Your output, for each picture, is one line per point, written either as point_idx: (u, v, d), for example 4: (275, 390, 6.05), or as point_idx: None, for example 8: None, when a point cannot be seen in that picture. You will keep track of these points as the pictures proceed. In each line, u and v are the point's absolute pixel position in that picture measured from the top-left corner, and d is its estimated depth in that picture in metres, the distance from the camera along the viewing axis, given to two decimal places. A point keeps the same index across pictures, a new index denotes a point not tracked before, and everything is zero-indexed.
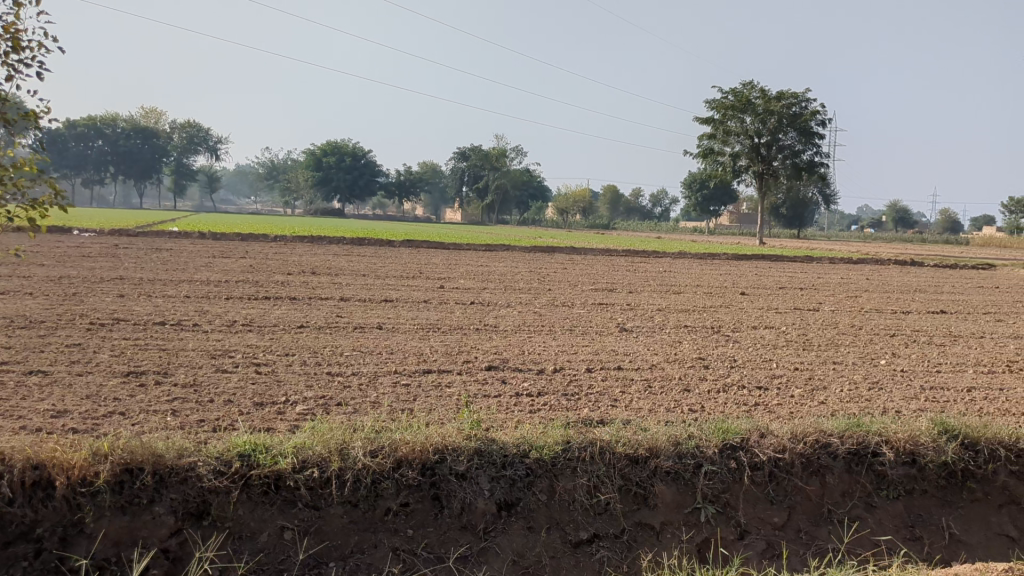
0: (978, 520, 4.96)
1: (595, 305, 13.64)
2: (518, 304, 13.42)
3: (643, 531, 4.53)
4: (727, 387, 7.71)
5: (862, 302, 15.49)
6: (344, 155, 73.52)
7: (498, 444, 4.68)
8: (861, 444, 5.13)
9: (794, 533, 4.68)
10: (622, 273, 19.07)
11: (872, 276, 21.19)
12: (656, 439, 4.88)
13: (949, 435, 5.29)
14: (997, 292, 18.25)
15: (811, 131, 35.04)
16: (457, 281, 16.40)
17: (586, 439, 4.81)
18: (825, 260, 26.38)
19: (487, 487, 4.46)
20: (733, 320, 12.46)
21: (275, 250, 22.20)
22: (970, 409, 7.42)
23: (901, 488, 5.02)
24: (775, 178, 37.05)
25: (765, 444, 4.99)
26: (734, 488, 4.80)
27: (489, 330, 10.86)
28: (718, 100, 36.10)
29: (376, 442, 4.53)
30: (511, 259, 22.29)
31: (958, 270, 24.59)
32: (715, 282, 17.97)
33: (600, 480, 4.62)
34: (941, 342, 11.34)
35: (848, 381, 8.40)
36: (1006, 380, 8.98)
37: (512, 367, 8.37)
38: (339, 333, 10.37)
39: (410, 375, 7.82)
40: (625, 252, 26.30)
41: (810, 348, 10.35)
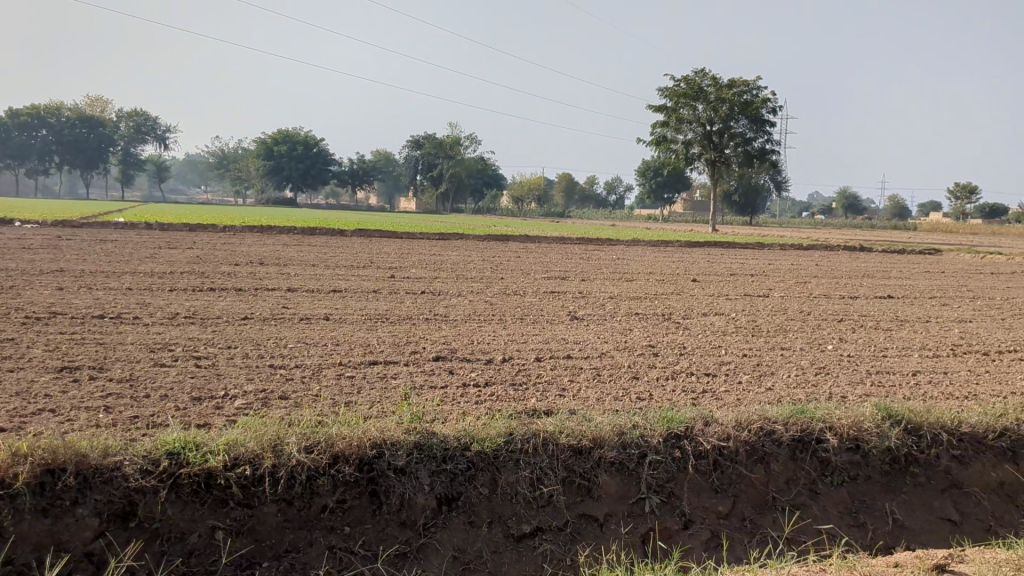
0: (921, 504, 4.95)
1: (547, 293, 13.57)
2: (469, 293, 13.31)
3: (587, 523, 4.45)
4: (676, 374, 7.68)
5: (811, 288, 15.63)
6: (297, 143, 72.68)
7: (438, 437, 4.58)
8: (805, 431, 5.12)
9: (739, 521, 4.64)
10: (575, 261, 19.05)
11: (821, 262, 21.46)
12: (600, 429, 4.81)
13: (892, 420, 5.31)
14: (944, 276, 18.56)
15: (762, 119, 35.33)
16: (409, 271, 16.21)
17: (530, 430, 4.73)
18: (777, 247, 26.64)
19: (427, 482, 4.36)
20: (684, 307, 12.49)
21: (223, 240, 21.81)
22: (914, 393, 7.48)
23: (845, 474, 5.00)
24: (727, 166, 37.31)
25: (709, 432, 4.95)
26: (679, 478, 4.76)
27: (439, 320, 10.73)
28: (671, 88, 36.20)
29: (312, 436, 4.40)
30: (465, 248, 22.15)
31: (906, 255, 24.98)
32: (667, 269, 18.01)
33: (542, 472, 4.54)
34: (888, 326, 11.47)
35: (796, 367, 8.44)
36: (950, 363, 9.11)
37: (460, 357, 8.26)
38: (285, 324, 10.16)
39: (355, 367, 7.67)
40: (579, 240, 26.33)
41: (760, 334, 10.39)
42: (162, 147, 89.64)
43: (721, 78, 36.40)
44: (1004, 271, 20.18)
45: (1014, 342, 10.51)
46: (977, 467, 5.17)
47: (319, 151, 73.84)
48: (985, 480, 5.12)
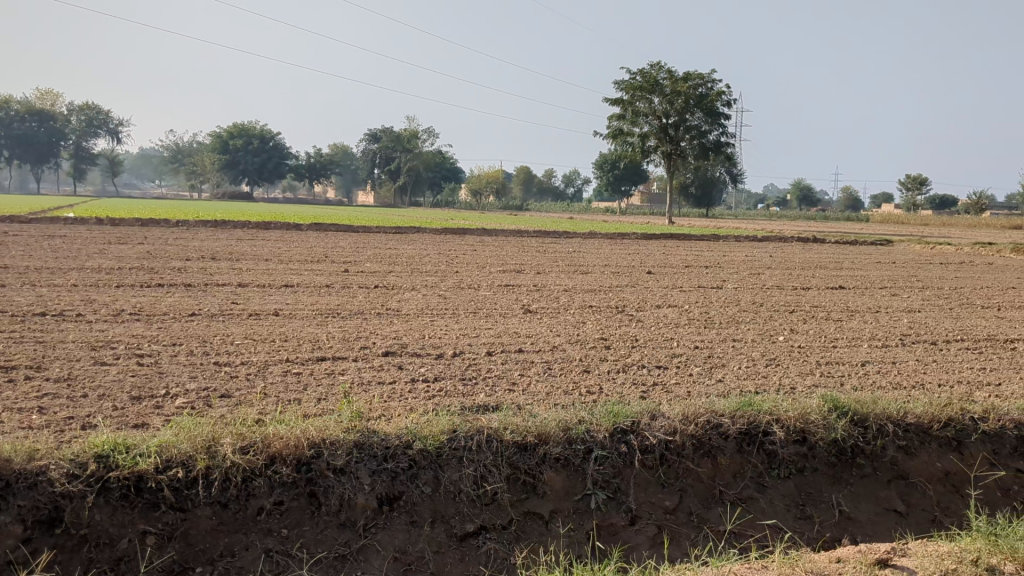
0: (867, 496, 4.96)
1: (502, 287, 13.49)
2: (423, 287, 13.19)
3: (532, 521, 4.38)
4: (628, 367, 7.64)
5: (764, 279, 15.73)
6: (252, 136, 71.89)
7: (379, 435, 4.50)
8: (752, 423, 5.11)
9: (686, 516, 4.60)
10: (531, 254, 18.97)
11: (775, 253, 21.64)
12: (546, 426, 4.76)
13: (839, 412, 5.33)
14: (894, 267, 18.80)
15: (717, 112, 35.58)
16: (363, 265, 16.03)
17: (473, 427, 4.66)
18: (731, 238, 26.88)
19: (367, 482, 4.28)
20: (638, 299, 12.49)
21: (174, 235, 21.44)
22: (863, 384, 7.53)
23: (792, 466, 4.99)
24: (683, 159, 37.50)
25: (656, 427, 4.92)
26: (625, 473, 4.71)
27: (391, 314, 10.59)
28: (627, 81, 36.26)
29: (249, 437, 4.31)
30: (421, 241, 21.98)
31: (858, 246, 25.29)
32: (623, 261, 18.01)
33: (486, 470, 4.47)
34: (838, 317, 11.57)
35: (746, 358, 8.46)
36: (899, 353, 9.19)
37: (410, 352, 8.15)
38: (233, 320, 9.96)
39: (302, 363, 7.53)
40: (536, 232, 26.31)
41: (712, 326, 10.40)
42: (113, 141, 88.08)
43: (676, 71, 36.55)
44: (953, 262, 20.48)
45: (960, 331, 10.66)
46: (923, 457, 5.19)
47: (275, 145, 73.08)
48: (930, 470, 5.14)
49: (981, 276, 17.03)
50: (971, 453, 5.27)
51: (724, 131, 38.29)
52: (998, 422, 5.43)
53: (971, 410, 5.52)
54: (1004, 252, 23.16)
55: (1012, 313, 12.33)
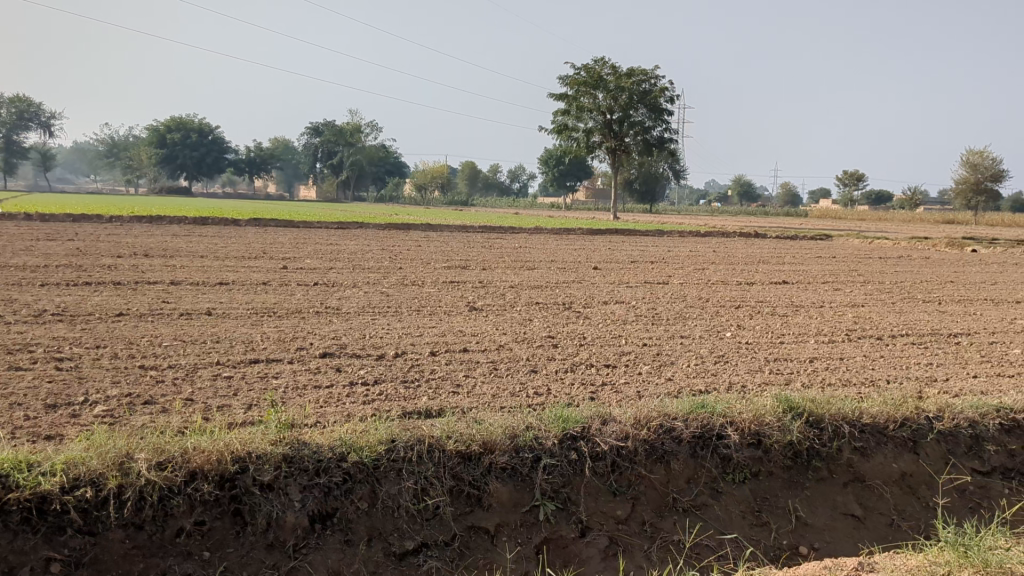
0: (823, 500, 4.76)
1: (446, 284, 13.17)
2: (365, 284, 12.82)
3: (477, 536, 4.10)
4: (576, 367, 7.38)
5: (709, 274, 15.66)
6: (190, 130, 70.43)
7: (312, 447, 4.18)
8: (706, 426, 4.89)
9: (638, 526, 4.35)
10: (475, 250, 18.66)
11: (718, 248, 21.68)
12: (491, 433, 4.48)
13: (793, 413, 5.14)
14: (835, 261, 18.90)
15: (661, 108, 35.69)
16: (303, 262, 15.57)
17: (414, 435, 4.36)
18: (675, 233, 26.89)
19: (297, 499, 3.97)
20: (585, 296, 12.26)
21: (105, 231, 20.69)
22: (813, 381, 7.39)
23: (746, 471, 4.78)
24: (627, 154, 37.50)
25: (607, 432, 4.67)
26: (575, 482, 4.45)
27: (330, 313, 10.21)
28: (571, 76, 36.07)
29: (166, 451, 3.96)
30: (363, 237, 21.53)
31: (799, 241, 25.50)
32: (568, 257, 17.81)
33: (428, 483, 4.18)
34: (784, 312, 11.47)
35: (695, 356, 8.27)
36: (847, 349, 9.09)
37: (349, 353, 7.80)
38: (163, 320, 9.50)
39: (234, 367, 7.14)
40: (481, 228, 26.02)
41: (659, 323, 10.20)
42: (46, 134, 85.40)
43: (619, 67, 36.53)
44: (892, 256, 20.70)
45: (905, 326, 10.63)
46: (879, 459, 5.01)
47: (214, 138, 71.58)
48: (887, 472, 4.95)
49: (920, 270, 17.19)
50: (927, 453, 5.11)
51: (667, 127, 38.39)
52: (953, 422, 5.28)
53: (926, 408, 5.37)
54: (940, 246, 23.53)
55: (953, 307, 12.38)
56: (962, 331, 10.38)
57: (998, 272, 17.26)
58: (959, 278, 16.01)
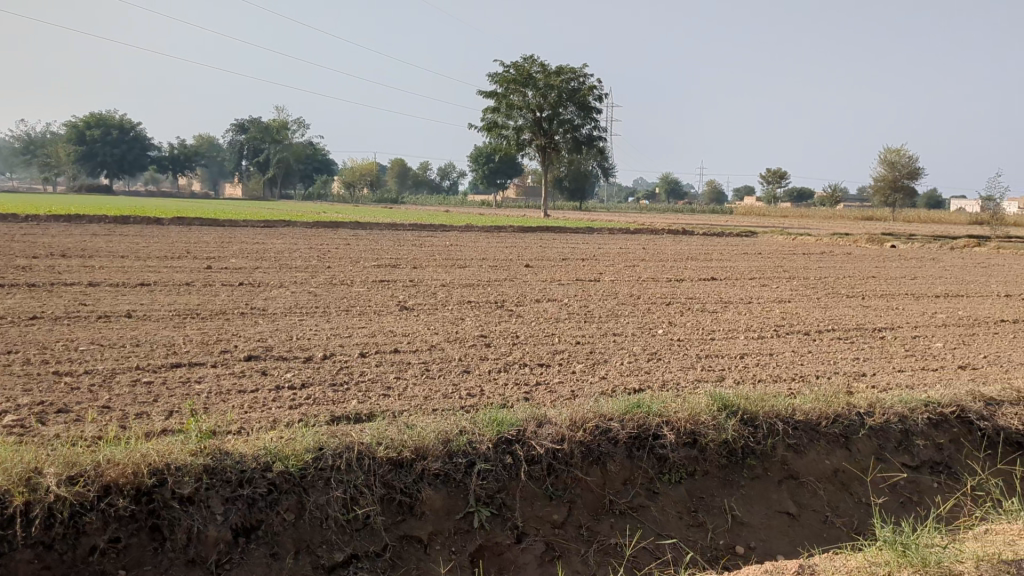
0: (759, 499, 4.72)
1: (375, 283, 12.94)
2: (292, 284, 12.53)
3: (409, 545, 3.97)
4: (509, 367, 7.27)
5: (640, 271, 15.72)
6: (111, 127, 68.44)
7: (235, 456, 3.99)
8: (641, 427, 4.82)
9: (575, 530, 4.26)
10: (406, 248, 18.45)
11: (647, 245, 21.85)
12: (424, 438, 4.34)
13: (728, 411, 5.10)
14: (761, 257, 19.19)
15: (590, 106, 35.88)
16: (228, 261, 15.15)
17: (343, 442, 4.20)
18: (605, 231, 27.01)
19: (220, 512, 3.80)
20: (517, 294, 12.17)
21: (18, 230, 19.88)
22: (744, 377, 7.42)
23: (682, 471, 4.73)
24: (556, 152, 37.57)
25: (543, 435, 4.56)
26: (510, 487, 4.34)
27: (256, 314, 9.93)
28: (500, 74, 35.97)
29: (78, 465, 3.72)
30: (290, 235, 21.12)
31: (725, 238, 25.85)
32: (499, 255, 17.72)
33: (357, 491, 4.03)
34: (714, 309, 11.52)
35: (628, 353, 8.24)
36: (776, 344, 9.17)
37: (275, 355, 7.57)
38: (79, 323, 9.11)
39: (154, 372, 6.85)
40: (411, 226, 25.79)
41: (592, 321, 10.17)
42: None
43: (547, 64, 36.58)
44: (815, 252, 21.11)
45: (830, 321, 10.79)
46: (813, 456, 5.00)
47: (136, 135, 69.69)
48: (820, 468, 4.94)
49: (842, 266, 17.53)
50: (859, 449, 5.12)
51: (596, 125, 38.59)
52: (883, 416, 5.30)
53: (857, 404, 5.38)
54: (861, 242, 24.09)
55: (876, 302, 12.61)
56: (886, 325, 10.56)
57: (917, 267, 17.67)
58: (880, 273, 16.37)
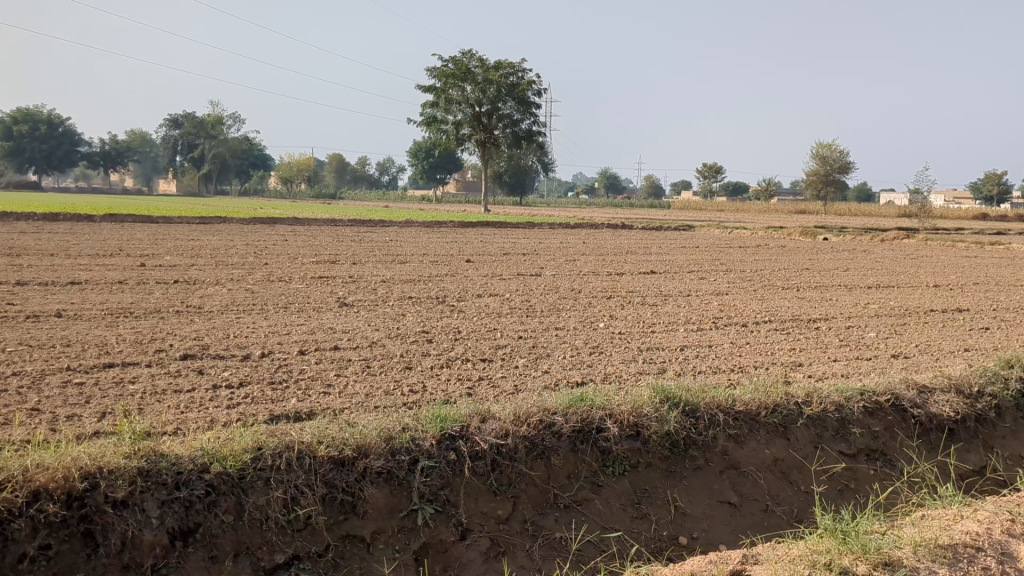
0: (701, 489, 4.75)
1: (315, 279, 12.77)
2: (229, 281, 12.29)
3: (351, 545, 3.91)
4: (451, 362, 7.23)
5: (580, 265, 15.79)
6: (38, 121, 66.47)
7: (171, 458, 3.89)
8: (584, 420, 4.82)
9: (520, 525, 4.24)
10: (345, 244, 18.25)
11: (587, 239, 21.96)
12: (366, 436, 4.28)
13: (670, 402, 5.13)
14: (698, 251, 19.42)
15: (529, 101, 35.96)
16: (162, 259, 14.79)
17: (283, 442, 4.12)
18: (545, 225, 27.08)
19: (156, 515, 3.69)
20: (458, 289, 12.12)
21: None
22: (685, 369, 7.48)
23: (625, 463, 4.74)
24: (496, 147, 37.55)
25: (486, 430, 4.54)
26: (454, 483, 4.30)
27: (192, 312, 9.72)
28: (439, 68, 35.77)
29: (6, 470, 3.59)
30: (226, 232, 20.72)
31: (663, 232, 26.13)
32: (440, 250, 17.64)
33: (298, 491, 3.96)
34: (653, 302, 11.62)
35: (570, 347, 8.26)
36: (715, 336, 9.28)
37: (211, 354, 7.41)
38: (6, 324, 8.80)
39: (85, 372, 6.64)
40: (350, 221, 25.53)
41: (533, 315, 10.17)
42: None
43: (486, 59, 36.51)
44: (751, 245, 21.44)
45: (767, 312, 10.96)
46: (753, 446, 5.05)
47: (65, 130, 67.81)
48: (760, 459, 5.00)
49: (777, 259, 17.83)
50: (797, 439, 5.18)
51: (535, 120, 38.68)
52: (821, 405, 5.38)
53: (795, 394, 5.44)
54: (794, 235, 24.55)
55: (810, 293, 12.85)
56: (821, 316, 10.75)
57: (849, 259, 18.05)
58: (813, 265, 16.69)
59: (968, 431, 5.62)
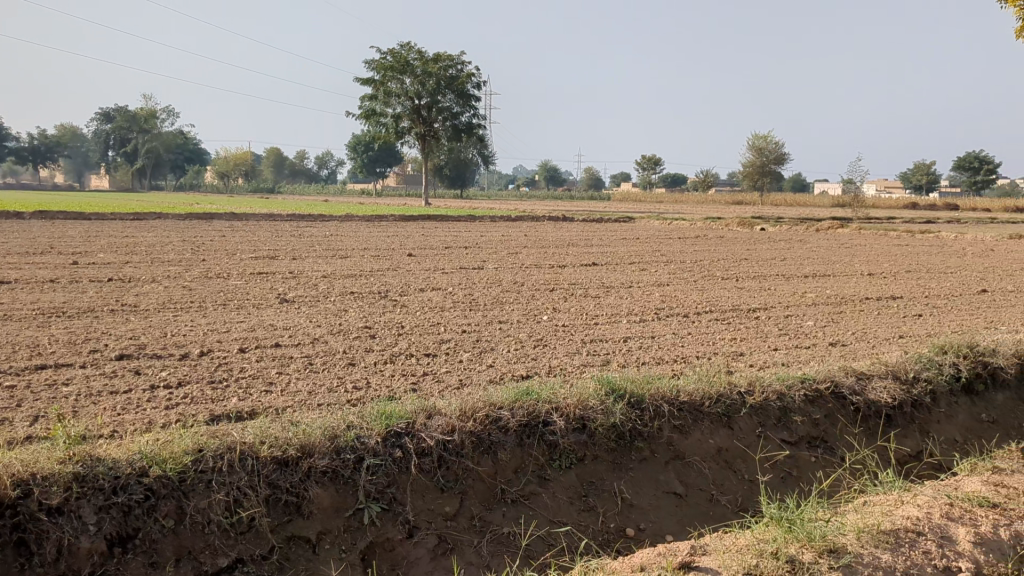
0: (647, 480, 4.77)
1: (254, 275, 12.55)
2: (166, 278, 12.02)
3: (297, 547, 3.84)
4: (395, 358, 7.16)
5: (522, 258, 15.78)
6: None
7: (107, 462, 3.78)
8: (531, 414, 4.81)
9: (467, 522, 4.21)
10: (284, 239, 17.98)
11: (528, 232, 21.99)
12: (310, 435, 4.21)
13: (616, 394, 5.14)
14: (639, 242, 19.56)
15: (468, 94, 35.89)
16: (95, 256, 14.40)
17: (224, 443, 4.04)
18: (487, 218, 27.04)
19: (92, 522, 3.59)
20: (400, 284, 12.02)
21: None
22: (629, 360, 7.52)
23: (572, 456, 4.74)
24: (436, 140, 37.38)
25: (432, 427, 4.50)
26: (400, 481, 4.25)
27: (127, 311, 9.47)
28: (377, 61, 35.42)
29: None
30: (162, 228, 20.26)
31: (604, 223, 26.29)
32: (381, 244, 17.49)
33: (241, 493, 3.88)
34: (596, 294, 11.65)
35: (514, 340, 8.24)
36: (657, 327, 9.35)
37: (148, 354, 7.22)
38: None
39: (16, 375, 6.42)
40: (289, 216, 25.18)
41: (477, 308, 10.13)
42: None
43: (424, 52, 36.30)
44: (691, 235, 21.69)
45: (708, 302, 11.08)
46: (697, 436, 5.09)
47: None
48: (704, 448, 5.04)
49: (717, 249, 18.05)
50: (741, 428, 5.24)
51: (475, 113, 38.60)
52: (763, 394, 5.44)
53: (738, 383, 5.50)
54: (732, 225, 24.90)
55: (750, 283, 13.02)
56: (760, 305, 10.90)
57: (786, 249, 18.35)
58: (752, 255, 16.92)
59: (905, 417, 5.75)
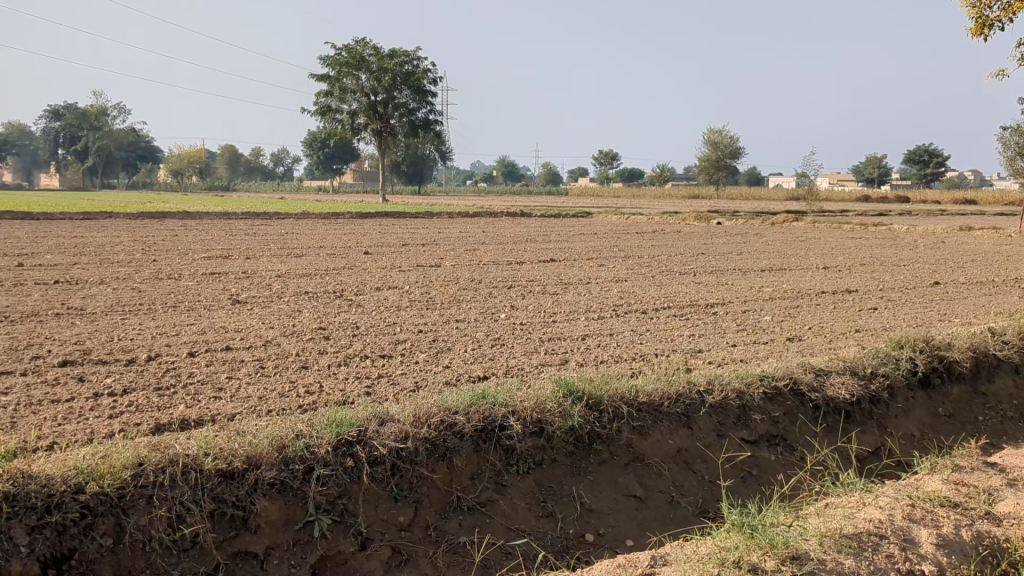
0: (607, 483, 4.67)
1: (206, 275, 12.26)
2: (115, 280, 11.69)
3: (243, 562, 3.69)
4: (349, 360, 7.00)
5: (480, 255, 15.63)
6: None
7: (40, 480, 3.59)
8: (487, 419, 4.69)
9: (422, 531, 4.08)
10: (238, 238, 17.65)
11: (486, 228, 21.85)
12: (257, 445, 4.06)
13: (574, 396, 5.03)
14: (597, 237, 19.53)
15: (424, 90, 35.63)
16: (42, 258, 13.97)
17: (166, 456, 3.87)
18: (445, 214, 26.87)
19: (24, 543, 3.41)
20: (355, 282, 11.83)
21: None
22: (588, 359, 7.42)
23: (529, 461, 4.63)
24: (392, 137, 37.06)
25: (385, 434, 4.36)
26: (352, 491, 4.11)
27: (73, 315, 9.18)
28: (332, 56, 35.01)
29: None
30: (112, 228, 19.81)
31: (562, 219, 26.22)
32: (336, 242, 17.25)
33: (184, 508, 3.72)
34: (554, 291, 11.54)
35: (471, 340, 8.10)
36: (615, 324, 9.27)
37: (92, 360, 6.98)
38: None
39: None
40: (244, 214, 24.81)
41: (434, 308, 9.98)
42: None
43: (380, 47, 35.96)
44: (648, 230, 21.72)
45: (667, 298, 11.03)
46: (656, 436, 5.01)
47: None
48: (664, 449, 4.96)
49: (674, 244, 18.07)
50: (700, 427, 5.17)
51: (432, 109, 38.36)
52: (722, 393, 5.38)
53: (698, 382, 5.42)
54: (689, 219, 24.98)
55: (707, 278, 12.98)
56: (718, 301, 10.87)
57: (742, 242, 18.41)
58: (709, 250, 16.94)
59: (863, 412, 5.72)
